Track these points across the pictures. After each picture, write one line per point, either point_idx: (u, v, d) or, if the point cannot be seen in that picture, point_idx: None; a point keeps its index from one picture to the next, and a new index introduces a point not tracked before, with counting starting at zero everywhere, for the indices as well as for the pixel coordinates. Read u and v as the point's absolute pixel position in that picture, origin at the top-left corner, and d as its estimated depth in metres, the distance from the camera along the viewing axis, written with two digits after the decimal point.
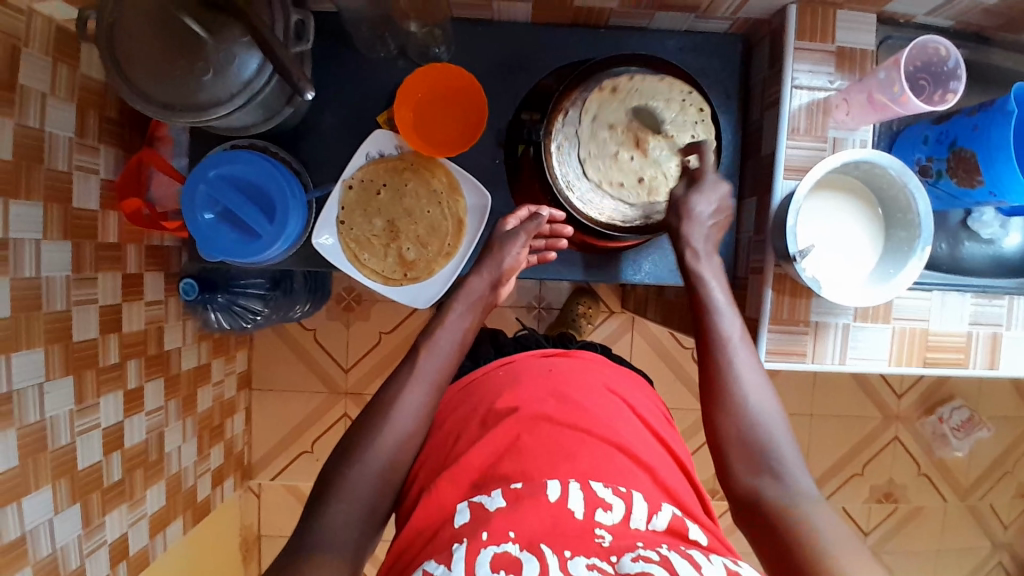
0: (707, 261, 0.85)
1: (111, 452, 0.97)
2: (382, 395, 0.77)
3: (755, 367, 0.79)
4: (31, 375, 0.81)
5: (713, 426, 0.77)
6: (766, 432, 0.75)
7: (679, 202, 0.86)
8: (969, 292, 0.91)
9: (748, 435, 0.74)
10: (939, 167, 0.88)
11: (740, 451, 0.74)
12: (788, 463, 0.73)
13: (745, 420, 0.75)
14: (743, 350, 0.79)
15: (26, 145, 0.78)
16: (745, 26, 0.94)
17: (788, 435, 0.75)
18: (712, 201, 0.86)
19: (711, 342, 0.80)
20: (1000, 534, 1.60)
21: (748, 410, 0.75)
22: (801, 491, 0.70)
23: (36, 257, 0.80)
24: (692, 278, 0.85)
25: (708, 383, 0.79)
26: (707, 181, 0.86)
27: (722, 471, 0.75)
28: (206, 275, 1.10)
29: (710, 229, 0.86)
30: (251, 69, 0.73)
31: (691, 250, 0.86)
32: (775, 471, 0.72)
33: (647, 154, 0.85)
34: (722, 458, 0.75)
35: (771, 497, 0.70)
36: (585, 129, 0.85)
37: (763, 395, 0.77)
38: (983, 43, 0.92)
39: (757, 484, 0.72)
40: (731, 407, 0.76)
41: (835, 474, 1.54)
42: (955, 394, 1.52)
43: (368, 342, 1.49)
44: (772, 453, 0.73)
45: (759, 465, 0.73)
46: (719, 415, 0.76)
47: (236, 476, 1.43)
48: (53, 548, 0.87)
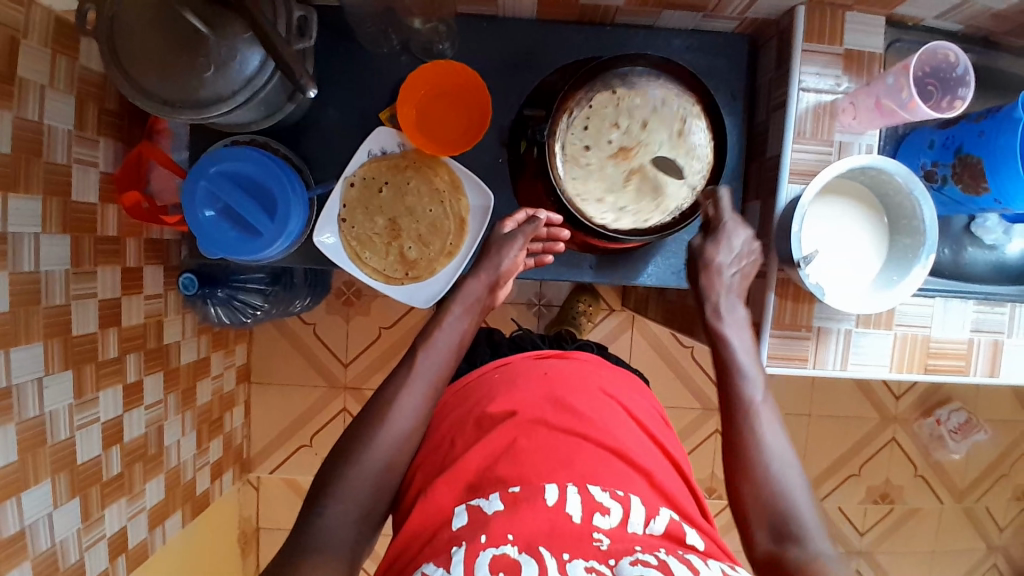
0: (730, 316, 0.86)
1: (110, 446, 0.97)
2: (381, 395, 0.77)
3: (780, 433, 0.78)
4: (30, 370, 0.80)
5: (736, 495, 0.75)
6: (791, 500, 0.73)
7: (701, 252, 0.88)
8: (972, 299, 0.91)
9: (771, 502, 0.73)
10: (945, 172, 0.87)
11: (764, 521, 0.72)
12: (811, 529, 0.71)
13: (770, 490, 0.74)
14: (768, 417, 0.79)
15: (25, 138, 0.77)
16: (753, 27, 0.93)
17: (811, 503, 0.74)
18: (731, 251, 0.87)
19: (734, 407, 0.80)
20: (994, 536, 1.61)
21: (772, 476, 0.74)
22: (826, 559, 0.68)
23: (35, 252, 0.80)
24: (715, 338, 0.85)
25: (731, 449, 0.78)
26: (724, 230, 0.88)
27: (745, 540, 0.74)
28: (207, 270, 1.10)
29: (733, 278, 0.87)
30: (253, 66, 0.72)
31: (712, 307, 0.86)
32: (799, 538, 0.70)
33: (607, 158, 0.87)
34: (745, 525, 0.73)
35: (795, 564, 0.68)
36: (604, 108, 0.87)
37: (787, 465, 0.75)
38: (991, 48, 0.91)
39: (781, 550, 0.70)
40: (754, 475, 0.75)
41: (833, 474, 1.54)
42: (953, 396, 1.53)
43: (367, 337, 1.49)
44: (797, 521, 0.71)
45: (784, 532, 0.71)
46: (743, 483, 0.75)
47: (234, 469, 1.43)
48: (52, 542, 0.87)
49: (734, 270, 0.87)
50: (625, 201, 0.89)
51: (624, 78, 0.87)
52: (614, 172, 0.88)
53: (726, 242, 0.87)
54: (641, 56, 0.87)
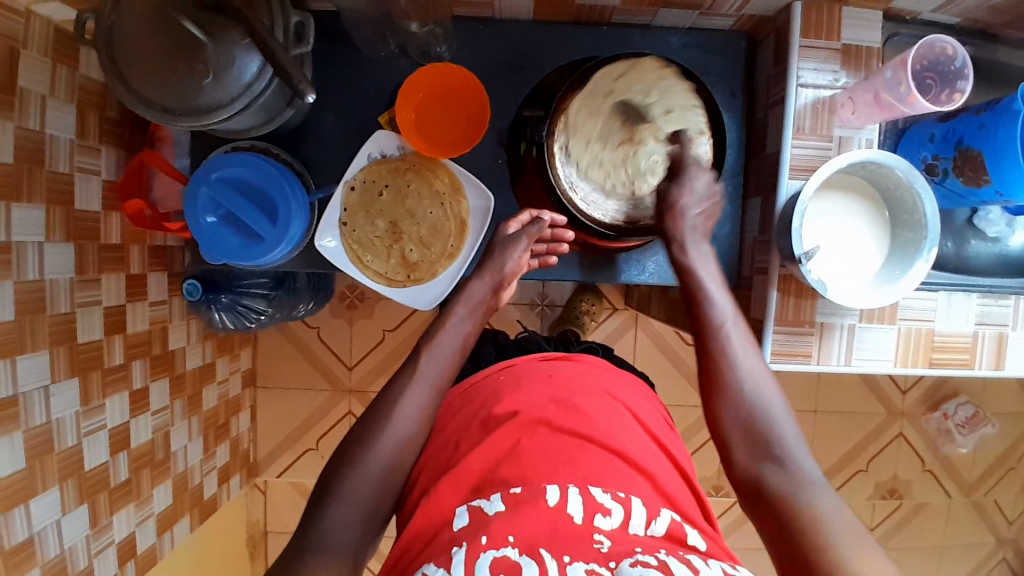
0: (697, 251, 0.84)
1: (117, 452, 0.98)
2: (384, 397, 0.77)
3: (753, 352, 0.78)
4: (37, 378, 0.81)
5: (711, 414, 0.76)
6: (767, 417, 0.73)
7: (663, 195, 0.86)
8: (975, 292, 0.90)
9: (747, 420, 0.73)
10: (946, 165, 0.86)
11: (741, 439, 0.73)
12: (790, 446, 0.71)
13: (745, 410, 0.74)
14: (738, 337, 0.78)
15: (27, 148, 0.78)
16: (750, 23, 0.93)
17: (790, 420, 0.74)
18: (695, 196, 0.85)
19: (704, 331, 0.79)
20: (1004, 529, 1.60)
21: (746, 397, 0.74)
22: (805, 475, 0.69)
23: (39, 260, 0.80)
24: (686, 273, 0.84)
25: (706, 374, 0.78)
26: (687, 174, 0.86)
27: (724, 459, 0.75)
28: (211, 275, 1.11)
29: (698, 219, 0.85)
30: (252, 72, 0.72)
31: (678, 245, 0.85)
32: (778, 457, 0.71)
33: (603, 131, 0.88)
34: (723, 445, 0.74)
35: (774, 482, 0.69)
36: (609, 102, 0.88)
37: (761, 382, 0.76)
38: (989, 40, 0.91)
39: (760, 470, 0.71)
40: (728, 394, 0.75)
41: (840, 469, 1.54)
42: (960, 390, 1.52)
43: (372, 340, 1.49)
44: (774, 439, 0.72)
45: (761, 450, 0.72)
46: (718, 403, 0.75)
47: (241, 474, 1.44)
48: (61, 548, 0.87)
49: (699, 211, 0.85)
50: (597, 170, 0.89)
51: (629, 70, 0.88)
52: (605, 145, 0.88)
53: (690, 186, 0.85)
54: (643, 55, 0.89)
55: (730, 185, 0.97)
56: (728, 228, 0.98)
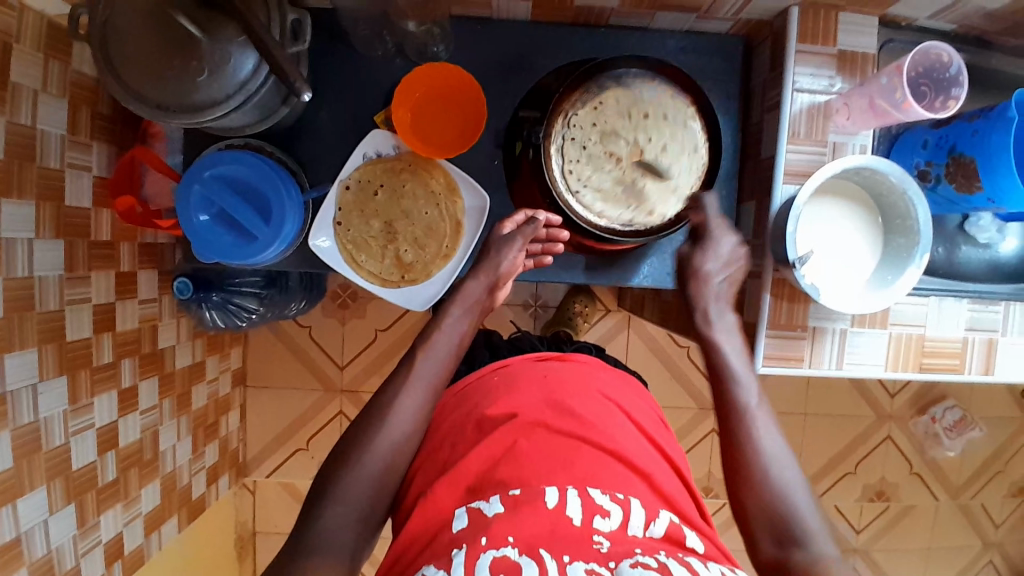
0: (720, 322, 0.87)
1: (105, 451, 0.96)
2: (378, 399, 0.76)
3: (776, 434, 0.78)
4: (24, 376, 0.80)
5: (735, 499, 0.75)
6: (791, 502, 0.73)
7: (689, 262, 0.91)
8: (965, 297, 0.91)
9: (772, 505, 0.73)
10: (938, 172, 0.87)
11: (765, 527, 0.72)
12: (814, 531, 0.71)
13: (771, 493, 0.73)
14: (763, 420, 0.78)
15: (18, 143, 0.77)
16: (746, 28, 0.93)
17: (812, 504, 0.74)
18: (719, 258, 0.89)
19: (728, 413, 0.80)
20: (990, 532, 1.62)
21: (772, 482, 0.74)
22: (830, 562, 0.69)
23: (28, 257, 0.79)
24: (709, 347, 0.85)
25: (729, 455, 0.77)
26: (712, 238, 0.90)
27: (749, 543, 0.74)
28: (202, 274, 1.09)
29: (722, 285, 0.89)
30: (247, 69, 0.72)
31: (702, 314, 0.88)
32: (802, 542, 0.70)
33: (603, 134, 0.88)
34: (747, 529, 0.74)
35: (801, 569, 0.68)
36: (613, 111, 0.88)
37: (785, 467, 0.75)
38: (983, 47, 0.92)
39: (786, 556, 0.70)
40: (753, 480, 0.74)
41: (829, 471, 1.55)
42: (948, 394, 1.54)
43: (364, 339, 1.48)
44: (799, 525, 0.71)
45: (787, 536, 0.71)
46: (743, 488, 0.74)
47: (230, 473, 1.43)
48: (48, 548, 0.86)
49: (722, 277, 0.89)
50: (571, 146, 0.88)
51: (620, 79, 0.88)
52: (597, 142, 0.88)
53: (715, 250, 0.89)
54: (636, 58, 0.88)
55: (726, 188, 0.97)
56: None
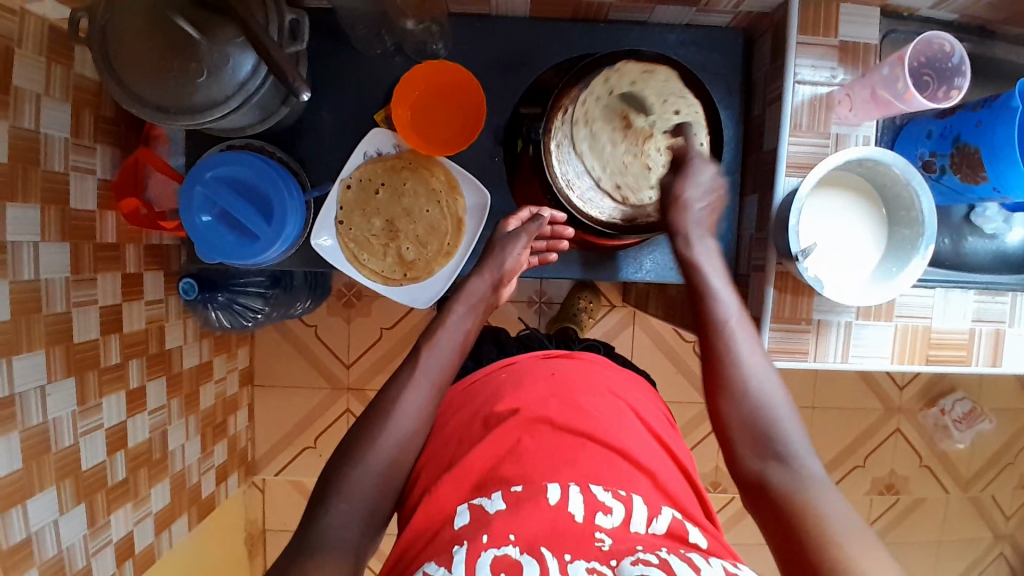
0: (701, 245, 0.85)
1: (114, 451, 0.97)
2: (381, 396, 0.77)
3: (757, 350, 0.79)
4: (33, 378, 0.81)
5: (716, 413, 0.77)
6: (771, 415, 0.74)
7: (668, 188, 0.87)
8: (972, 288, 0.90)
9: (751, 417, 0.74)
10: (943, 162, 0.86)
11: (745, 438, 0.74)
12: (793, 444, 0.72)
13: (750, 406, 0.74)
14: (743, 334, 0.79)
15: (22, 147, 0.78)
16: (747, 20, 0.92)
17: (793, 417, 0.74)
18: (699, 186, 0.86)
19: (708, 329, 0.80)
20: (1001, 524, 1.61)
21: (751, 393, 0.75)
22: (808, 473, 0.69)
23: (35, 260, 0.80)
24: (690, 267, 0.85)
25: (712, 369, 0.78)
26: (691, 166, 0.86)
27: (730, 457, 0.75)
28: (206, 274, 1.11)
29: (703, 212, 0.86)
30: (246, 69, 0.72)
31: (682, 238, 0.85)
32: (781, 454, 0.71)
33: (627, 104, 0.90)
34: (728, 442, 0.75)
35: (777, 481, 0.69)
36: (619, 100, 0.90)
37: (766, 380, 0.76)
38: (987, 36, 0.90)
39: (763, 468, 0.71)
40: (733, 391, 0.76)
41: (837, 465, 1.54)
42: (957, 386, 1.53)
43: (369, 338, 1.49)
44: (778, 439, 0.72)
45: (764, 448, 0.72)
46: (724, 404, 0.76)
47: (239, 472, 1.44)
48: (59, 548, 0.87)
49: (703, 205, 0.85)
50: (597, 91, 0.88)
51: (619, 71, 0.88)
52: (619, 107, 0.90)
53: (694, 178, 0.85)
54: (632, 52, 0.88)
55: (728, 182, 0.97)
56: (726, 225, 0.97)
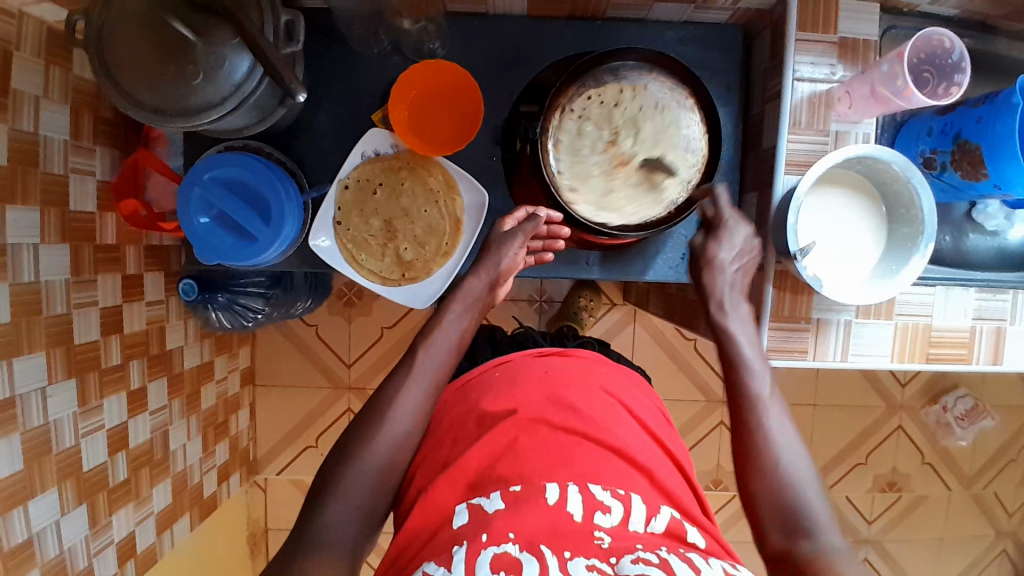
0: (734, 310, 0.85)
1: (116, 452, 0.98)
2: (379, 397, 0.77)
3: (787, 423, 0.77)
4: (33, 380, 0.81)
5: (745, 488, 0.74)
6: (801, 492, 0.72)
7: (701, 249, 0.88)
8: (973, 286, 0.90)
9: (780, 494, 0.72)
10: (944, 159, 0.85)
11: (773, 515, 0.71)
12: (822, 523, 0.70)
13: (781, 482, 0.72)
14: (774, 408, 0.78)
15: (21, 149, 0.78)
16: (745, 17, 0.92)
17: (822, 494, 0.73)
18: (732, 247, 0.86)
19: (739, 399, 0.79)
20: (1003, 521, 1.60)
21: (782, 470, 0.73)
22: (840, 556, 0.67)
23: (35, 262, 0.80)
24: (721, 333, 0.84)
25: (740, 441, 0.76)
26: (726, 227, 0.87)
27: (756, 535, 0.73)
28: (207, 275, 1.12)
29: (736, 275, 0.85)
30: (242, 71, 0.72)
31: (715, 302, 0.85)
32: (810, 533, 0.69)
33: (625, 120, 0.86)
34: (755, 518, 0.73)
35: (807, 562, 0.67)
36: (620, 114, 0.86)
37: (796, 457, 0.74)
38: (987, 32, 0.90)
39: (793, 546, 0.69)
40: (763, 466, 0.73)
41: (839, 463, 1.54)
42: (959, 383, 1.52)
43: (370, 337, 1.49)
44: (809, 517, 0.70)
45: (794, 526, 0.70)
46: (753, 479, 0.73)
47: (241, 471, 1.44)
48: (60, 548, 0.88)
49: (737, 267, 0.85)
50: (596, 100, 0.86)
51: (618, 73, 0.86)
52: (612, 122, 0.86)
53: (727, 240, 0.86)
54: (631, 49, 0.86)
55: (727, 180, 0.96)
56: None
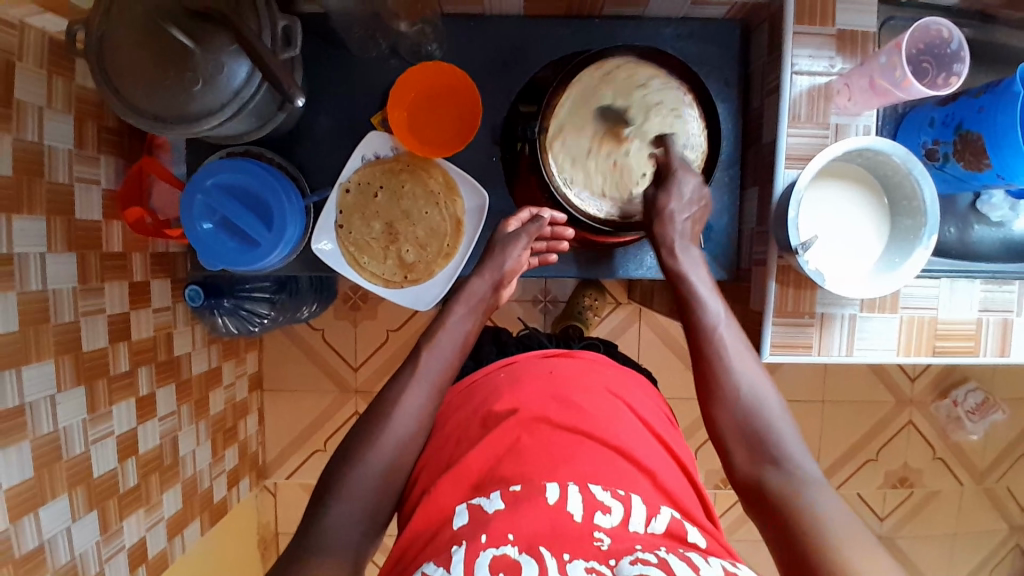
0: (686, 256, 0.86)
1: (125, 458, 0.99)
2: (382, 398, 0.77)
3: (747, 354, 0.79)
4: (42, 388, 0.82)
5: (710, 419, 0.77)
6: (764, 416, 0.75)
7: (652, 202, 0.86)
8: (979, 278, 0.89)
9: (743, 421, 0.75)
10: (946, 150, 0.85)
11: (738, 441, 0.74)
12: (787, 444, 0.72)
13: (743, 410, 0.75)
14: (732, 340, 0.80)
15: (26, 160, 0.79)
16: (742, 12, 0.91)
17: (784, 416, 0.75)
18: (683, 201, 0.86)
19: (698, 338, 0.81)
20: (1017, 516, 1.58)
21: (743, 397, 0.76)
22: (804, 472, 0.69)
23: (42, 271, 0.81)
24: (675, 276, 0.85)
25: (702, 377, 0.79)
26: (675, 179, 0.86)
27: (725, 463, 0.75)
28: (213, 281, 1.12)
29: (686, 224, 0.86)
30: (241, 77, 0.72)
31: (667, 250, 0.86)
32: (774, 455, 0.71)
33: (626, 111, 0.88)
34: (723, 447, 0.75)
35: (771, 481, 0.69)
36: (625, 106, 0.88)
37: (758, 385, 0.77)
38: (988, 21, 0.89)
39: (759, 470, 0.71)
40: (726, 397, 0.76)
41: (849, 458, 1.53)
42: (969, 376, 1.51)
43: (376, 340, 1.49)
44: (771, 438, 0.73)
45: (759, 452, 0.72)
46: (717, 409, 0.76)
47: (251, 476, 1.45)
48: (72, 554, 0.88)
49: (686, 217, 0.86)
50: (608, 82, 0.88)
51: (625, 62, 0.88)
52: (615, 108, 0.88)
53: (677, 193, 0.85)
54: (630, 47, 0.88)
55: (728, 176, 0.96)
56: (727, 220, 0.97)
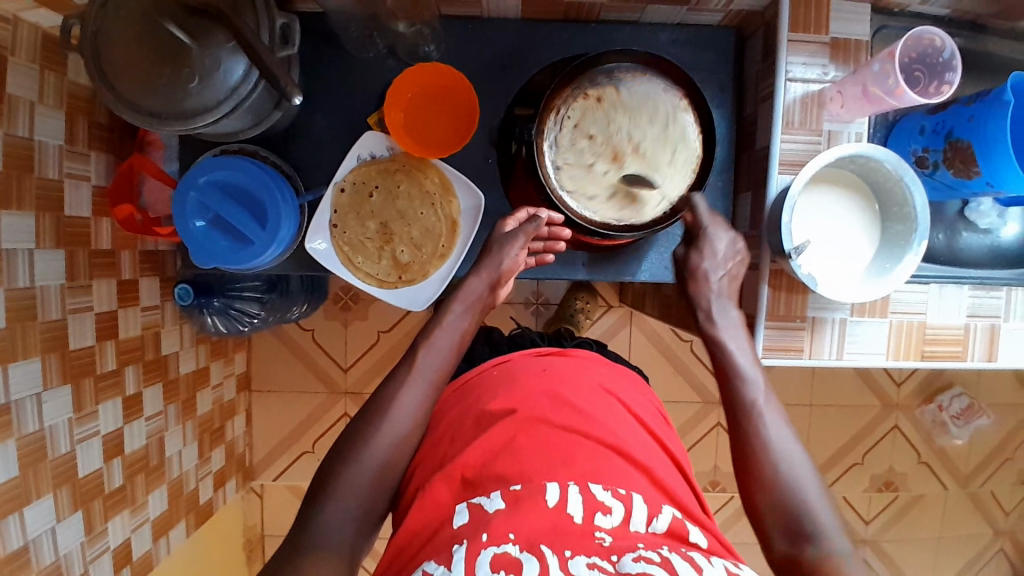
0: (724, 318, 0.86)
1: (111, 458, 0.97)
2: (376, 399, 0.77)
3: (784, 429, 0.78)
4: (29, 386, 0.81)
5: (748, 496, 0.75)
6: (803, 495, 0.73)
7: (684, 261, 0.91)
8: (966, 284, 0.90)
9: (783, 500, 0.72)
10: (936, 158, 0.86)
11: (777, 522, 0.72)
12: (825, 525, 0.71)
13: (783, 489, 0.73)
14: (771, 414, 0.79)
15: (16, 155, 0.78)
16: (738, 19, 0.92)
17: (822, 494, 0.73)
18: (716, 257, 0.89)
19: (736, 410, 0.80)
20: (1000, 520, 1.60)
21: (782, 476, 0.74)
22: (845, 558, 0.68)
23: (29, 267, 0.80)
24: (712, 341, 0.85)
25: (739, 450, 0.77)
26: (707, 235, 0.89)
27: (762, 541, 0.73)
28: (204, 279, 1.11)
29: (721, 281, 0.88)
30: (238, 75, 0.72)
31: (703, 311, 0.87)
32: (814, 537, 0.70)
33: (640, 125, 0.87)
34: (760, 526, 0.73)
35: (812, 566, 0.68)
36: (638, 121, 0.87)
37: (797, 461, 0.75)
38: (978, 32, 0.91)
39: (800, 552, 0.70)
40: (765, 475, 0.74)
41: (836, 462, 1.54)
42: (955, 382, 1.53)
43: (367, 341, 1.49)
44: (811, 519, 0.71)
45: (799, 533, 0.71)
46: (754, 486, 0.74)
47: (237, 477, 1.43)
48: (56, 555, 0.87)
49: (721, 275, 0.88)
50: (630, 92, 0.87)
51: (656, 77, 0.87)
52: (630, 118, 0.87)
53: (708, 249, 0.89)
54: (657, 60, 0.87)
55: (722, 181, 0.97)
56: None
